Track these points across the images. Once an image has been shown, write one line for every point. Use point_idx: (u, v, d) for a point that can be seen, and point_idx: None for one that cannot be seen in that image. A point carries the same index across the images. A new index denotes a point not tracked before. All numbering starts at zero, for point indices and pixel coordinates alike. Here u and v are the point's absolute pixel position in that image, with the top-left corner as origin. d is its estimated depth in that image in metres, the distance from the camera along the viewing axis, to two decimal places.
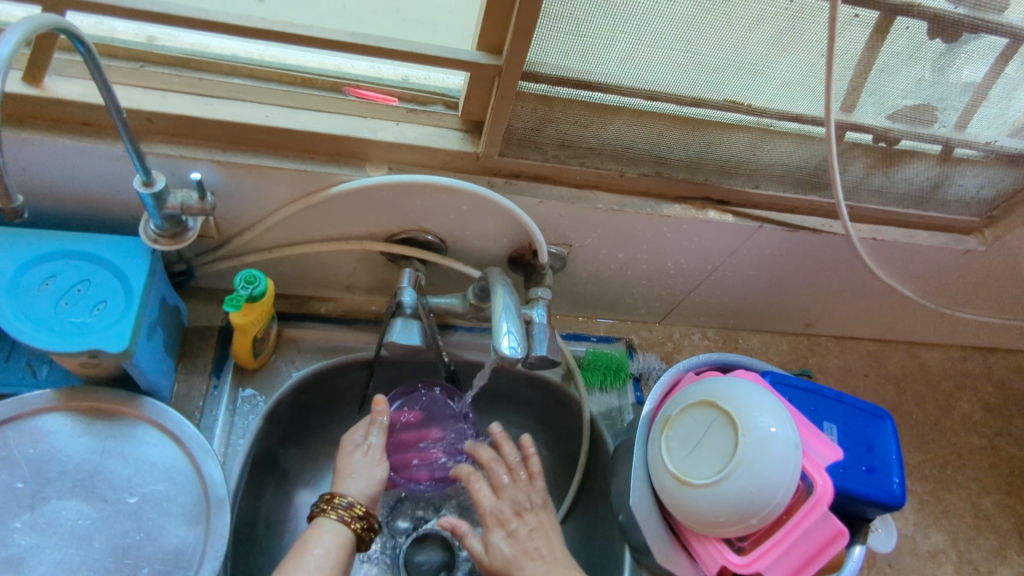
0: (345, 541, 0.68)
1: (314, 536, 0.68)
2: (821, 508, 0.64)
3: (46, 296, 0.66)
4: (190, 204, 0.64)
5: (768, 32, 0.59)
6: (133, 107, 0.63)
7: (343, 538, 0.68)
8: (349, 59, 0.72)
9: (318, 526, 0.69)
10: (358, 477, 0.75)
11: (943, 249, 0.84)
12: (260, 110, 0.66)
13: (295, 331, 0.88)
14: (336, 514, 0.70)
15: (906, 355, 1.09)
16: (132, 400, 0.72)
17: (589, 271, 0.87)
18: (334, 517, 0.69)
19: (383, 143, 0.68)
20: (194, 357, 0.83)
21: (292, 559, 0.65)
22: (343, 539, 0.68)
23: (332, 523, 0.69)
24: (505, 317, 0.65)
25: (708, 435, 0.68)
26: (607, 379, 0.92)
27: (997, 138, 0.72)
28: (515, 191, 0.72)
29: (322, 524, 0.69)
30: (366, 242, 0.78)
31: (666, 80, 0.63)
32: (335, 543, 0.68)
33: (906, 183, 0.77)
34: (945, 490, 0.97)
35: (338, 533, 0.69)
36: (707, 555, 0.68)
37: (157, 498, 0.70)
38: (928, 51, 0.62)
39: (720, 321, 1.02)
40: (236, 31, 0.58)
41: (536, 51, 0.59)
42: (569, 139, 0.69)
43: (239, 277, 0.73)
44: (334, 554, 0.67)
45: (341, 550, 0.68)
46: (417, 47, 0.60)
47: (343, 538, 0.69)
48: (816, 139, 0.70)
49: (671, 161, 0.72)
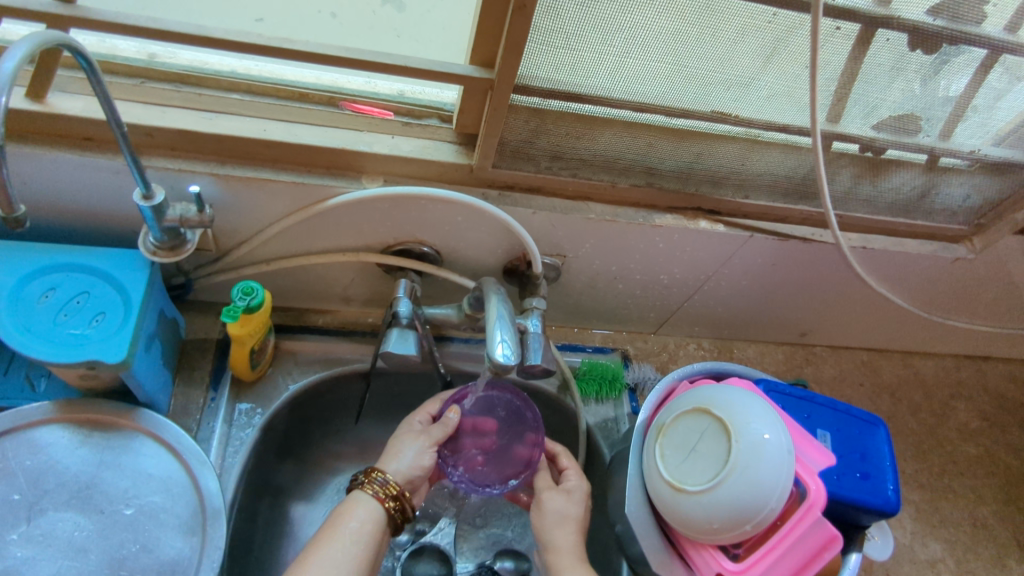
0: (378, 517, 0.68)
1: (350, 507, 0.68)
2: (814, 513, 0.64)
3: (46, 308, 0.66)
4: (189, 216, 0.66)
5: (754, 46, 0.61)
6: (132, 121, 0.64)
7: (375, 514, 0.68)
8: (346, 75, 0.74)
9: (354, 500, 0.69)
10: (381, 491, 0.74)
11: (932, 256, 0.86)
12: (259, 124, 0.67)
13: (292, 343, 0.88)
14: (376, 490, 0.69)
15: (901, 363, 1.10)
16: (130, 412, 0.73)
17: (584, 281, 0.88)
18: (369, 491, 0.69)
19: (379, 156, 0.69)
20: (191, 370, 0.84)
21: (323, 532, 0.66)
22: (376, 516, 0.68)
23: (369, 500, 0.69)
24: (499, 326, 0.66)
25: (701, 442, 0.69)
26: (603, 390, 0.92)
27: (981, 147, 0.73)
28: (509, 202, 0.73)
29: (357, 497, 0.69)
30: (362, 254, 0.79)
31: (654, 92, 0.65)
32: (367, 517, 0.68)
33: (894, 192, 0.78)
34: (942, 499, 0.97)
35: (372, 508, 0.68)
36: (702, 561, 0.69)
37: (154, 509, 0.70)
38: (910, 62, 0.64)
39: (714, 331, 1.03)
40: (234, 47, 0.59)
41: (527, 64, 0.60)
42: (561, 150, 0.70)
43: (237, 289, 0.74)
44: (367, 529, 0.67)
45: (375, 527, 0.68)
46: (412, 62, 0.61)
47: (377, 514, 0.69)
48: (803, 149, 0.72)
49: (662, 172, 0.74)
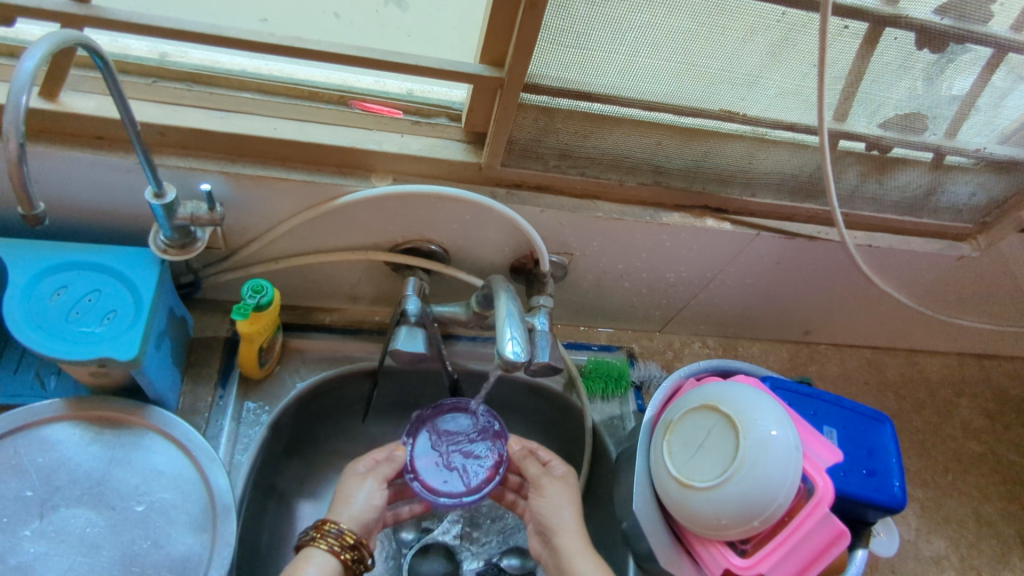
0: (334, 570, 0.68)
1: (304, 564, 0.67)
2: (822, 509, 0.65)
3: (57, 305, 0.67)
4: (200, 214, 0.66)
5: (762, 45, 0.61)
6: (144, 120, 0.64)
7: (330, 567, 0.68)
8: (356, 74, 0.74)
9: (307, 555, 0.68)
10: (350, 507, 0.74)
11: (937, 255, 0.86)
12: (269, 123, 0.68)
13: (300, 341, 0.89)
14: (328, 543, 0.69)
15: (905, 361, 1.11)
16: (140, 410, 0.73)
17: (590, 280, 0.88)
18: (322, 546, 0.69)
19: (389, 154, 0.69)
20: (199, 368, 0.84)
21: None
22: (331, 570, 0.68)
23: (322, 555, 0.68)
24: (509, 324, 0.66)
25: (709, 438, 0.69)
26: (609, 387, 0.93)
27: (987, 145, 0.74)
28: (517, 200, 0.74)
29: (310, 553, 0.68)
30: (370, 252, 0.80)
31: (662, 91, 0.65)
32: (322, 571, 0.67)
33: (900, 191, 0.79)
34: (946, 496, 0.97)
35: (326, 563, 0.68)
36: (710, 557, 0.69)
37: (165, 506, 0.70)
38: (917, 61, 0.64)
39: (719, 329, 1.04)
40: (247, 47, 0.60)
41: (537, 63, 0.61)
42: (569, 149, 0.71)
43: (247, 287, 0.74)
44: None
45: None
46: (423, 61, 0.62)
47: (333, 566, 0.68)
48: (809, 147, 0.72)
49: (669, 170, 0.74)
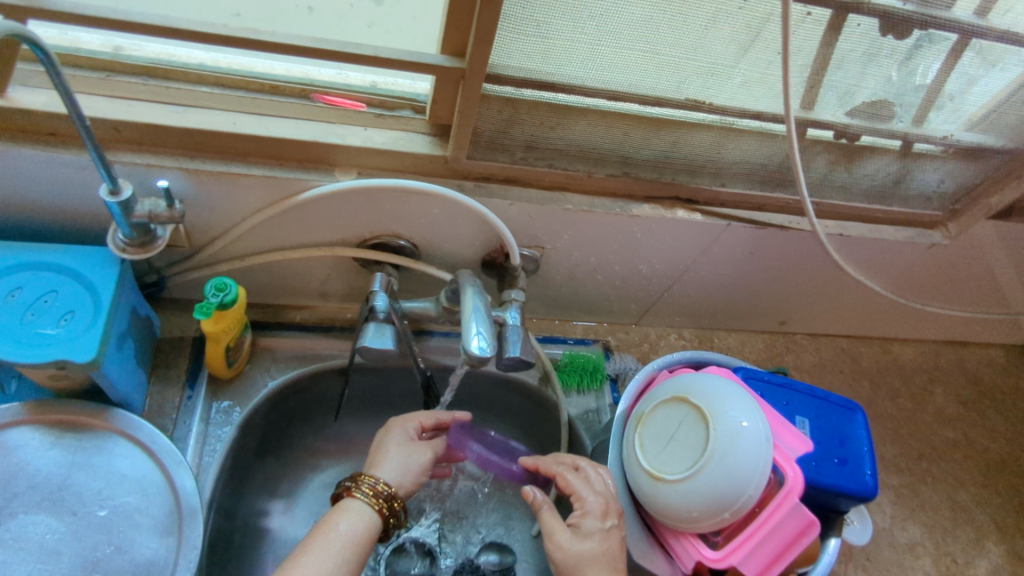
0: (372, 522, 0.65)
1: (341, 512, 0.64)
2: (793, 500, 0.65)
3: (13, 308, 0.65)
4: (158, 211, 0.64)
5: (725, 32, 0.61)
6: (97, 115, 0.63)
7: (370, 520, 0.64)
8: (317, 67, 0.73)
9: (346, 505, 0.65)
10: (392, 463, 0.71)
11: (908, 243, 0.86)
12: (228, 117, 0.66)
13: (270, 340, 0.87)
14: (369, 494, 0.66)
15: (880, 350, 1.11)
16: (103, 412, 0.72)
17: (563, 273, 0.88)
18: (362, 496, 0.66)
19: (352, 148, 0.68)
20: (166, 368, 0.82)
21: (320, 533, 0.62)
22: (369, 522, 0.64)
23: (361, 505, 0.65)
24: (474, 319, 0.65)
25: (680, 430, 0.69)
26: (584, 381, 0.92)
27: (955, 132, 0.74)
28: (485, 193, 0.73)
29: (353, 502, 0.65)
30: (338, 248, 0.79)
31: (627, 80, 0.64)
32: (361, 523, 0.64)
33: (870, 179, 0.79)
34: (921, 483, 0.98)
35: (365, 512, 0.65)
36: (682, 549, 0.69)
37: (128, 510, 0.69)
38: (882, 48, 0.64)
39: (695, 321, 1.03)
40: (199, 38, 0.58)
41: (498, 53, 0.60)
42: (535, 140, 0.70)
43: (209, 285, 0.73)
44: (358, 534, 0.63)
45: (366, 534, 0.64)
46: (382, 52, 0.60)
47: (371, 518, 0.65)
48: (777, 136, 0.72)
49: (638, 161, 0.74)
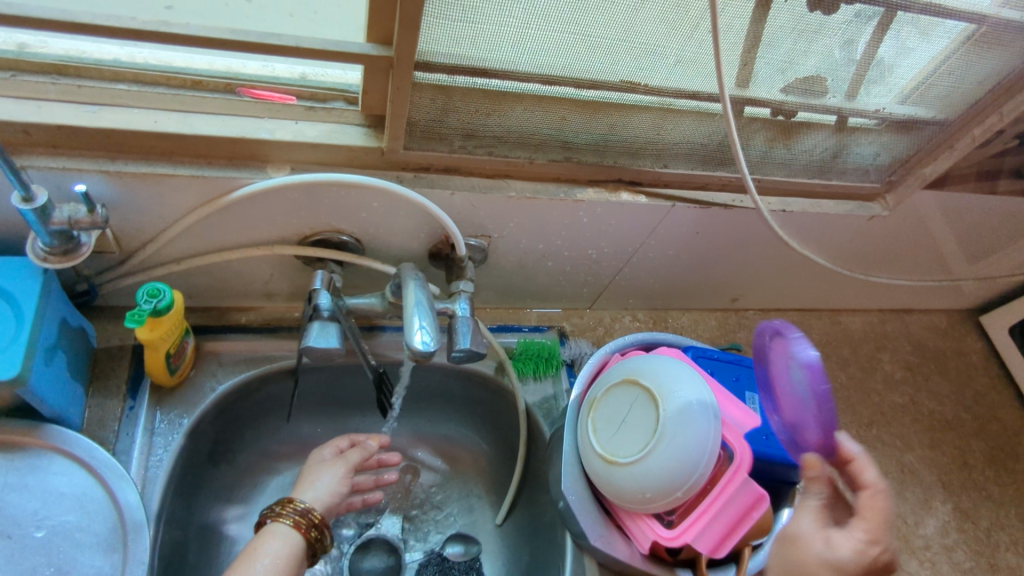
0: (297, 546, 0.65)
1: (263, 539, 0.64)
2: (741, 475, 0.66)
3: None
4: (78, 217, 0.61)
5: (654, 12, 0.60)
6: (4, 118, 0.59)
7: (295, 545, 0.65)
8: (242, 60, 0.70)
9: (271, 531, 0.65)
10: (318, 487, 0.73)
11: (848, 216, 0.88)
12: (148, 115, 0.63)
13: (215, 344, 0.85)
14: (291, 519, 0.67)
15: (829, 321, 1.13)
16: (36, 429, 0.69)
17: (512, 261, 0.87)
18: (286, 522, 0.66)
19: (282, 143, 0.66)
20: (105, 379, 0.79)
21: (240, 564, 0.61)
22: (295, 546, 0.65)
23: (285, 530, 0.66)
24: (416, 313, 0.64)
25: (631, 413, 0.69)
26: (540, 369, 0.92)
27: (887, 105, 0.75)
28: (425, 183, 0.72)
29: (274, 529, 0.65)
30: (278, 246, 0.76)
31: (560, 64, 0.63)
32: (286, 548, 0.64)
33: (808, 154, 0.80)
34: (871, 448, 1.01)
35: (289, 537, 0.65)
36: (639, 531, 0.69)
37: (68, 529, 0.66)
38: (810, 23, 0.64)
39: (648, 302, 1.04)
40: (105, 32, 0.54)
41: (426, 41, 0.58)
42: (473, 128, 0.69)
43: (142, 291, 0.70)
44: (283, 560, 0.63)
45: (292, 558, 0.64)
46: (305, 42, 0.58)
47: (297, 542, 0.65)
48: (714, 116, 0.72)
49: (578, 146, 0.73)
